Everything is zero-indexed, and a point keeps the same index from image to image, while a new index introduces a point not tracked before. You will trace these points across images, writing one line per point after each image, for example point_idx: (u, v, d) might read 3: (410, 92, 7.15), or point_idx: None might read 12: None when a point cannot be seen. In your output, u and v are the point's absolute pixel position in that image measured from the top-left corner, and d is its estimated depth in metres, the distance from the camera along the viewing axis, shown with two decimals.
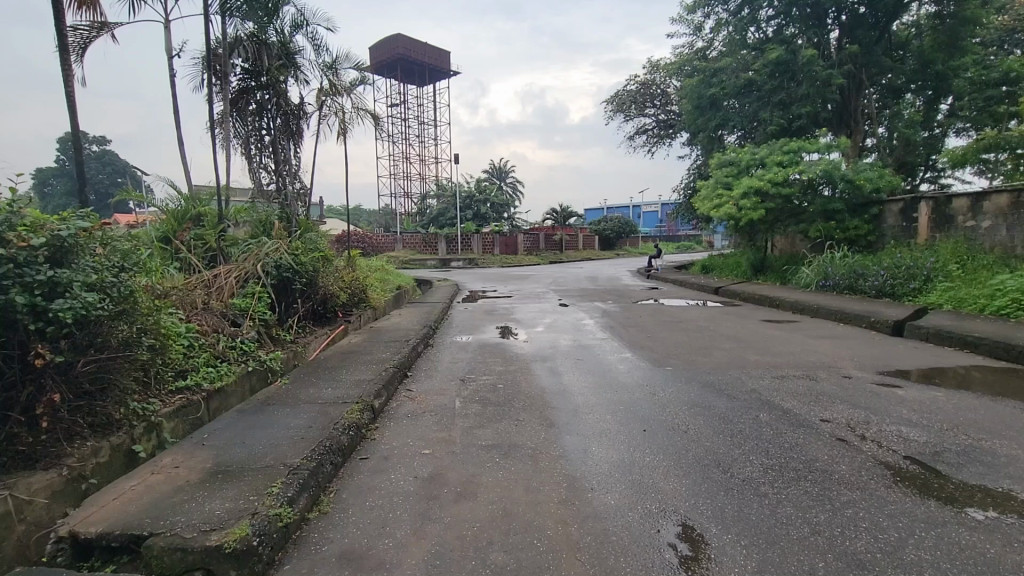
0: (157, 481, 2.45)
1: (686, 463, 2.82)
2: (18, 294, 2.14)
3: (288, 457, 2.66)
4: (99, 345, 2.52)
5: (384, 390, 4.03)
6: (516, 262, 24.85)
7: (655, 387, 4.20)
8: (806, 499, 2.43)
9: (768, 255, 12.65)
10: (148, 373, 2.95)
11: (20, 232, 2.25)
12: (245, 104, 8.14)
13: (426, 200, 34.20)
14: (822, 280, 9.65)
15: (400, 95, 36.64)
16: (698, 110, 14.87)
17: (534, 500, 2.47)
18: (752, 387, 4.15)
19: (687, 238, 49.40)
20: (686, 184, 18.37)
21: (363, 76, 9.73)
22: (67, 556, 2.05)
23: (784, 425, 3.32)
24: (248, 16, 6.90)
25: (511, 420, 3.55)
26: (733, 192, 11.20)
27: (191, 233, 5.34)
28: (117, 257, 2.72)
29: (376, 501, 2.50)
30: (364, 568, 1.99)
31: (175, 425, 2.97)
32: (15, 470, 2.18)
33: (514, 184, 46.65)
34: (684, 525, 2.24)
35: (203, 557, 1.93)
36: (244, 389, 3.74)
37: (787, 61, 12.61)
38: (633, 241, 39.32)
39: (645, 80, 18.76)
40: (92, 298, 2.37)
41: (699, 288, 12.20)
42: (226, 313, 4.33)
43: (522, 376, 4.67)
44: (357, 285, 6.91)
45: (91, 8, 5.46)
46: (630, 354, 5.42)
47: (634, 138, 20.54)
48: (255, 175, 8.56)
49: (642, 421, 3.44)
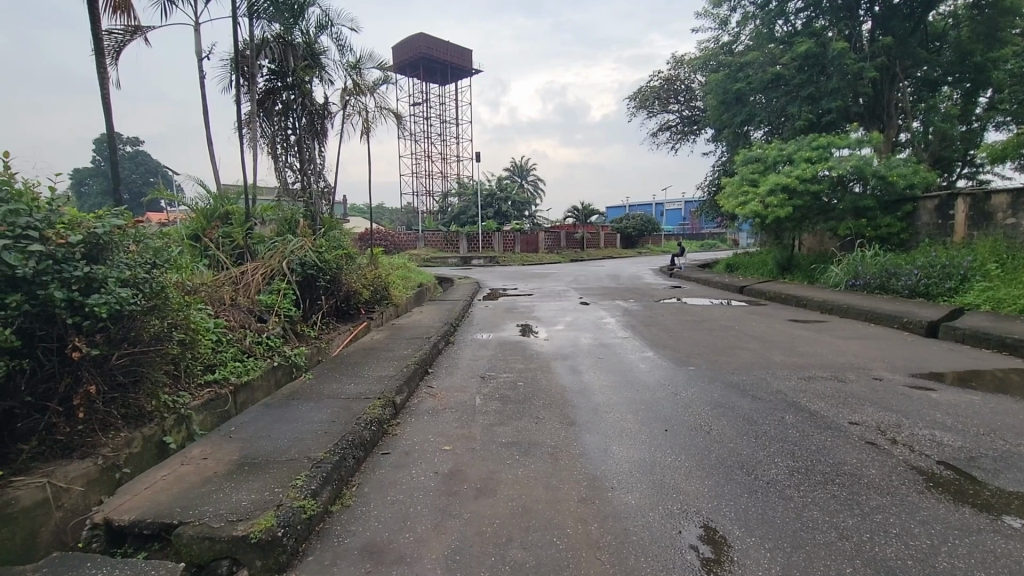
0: (186, 472, 2.52)
1: (709, 464, 2.77)
2: (57, 289, 2.22)
3: (311, 451, 2.71)
4: (133, 339, 2.60)
5: (406, 386, 4.06)
6: (537, 260, 24.83)
7: (677, 387, 4.15)
8: (833, 503, 2.37)
9: (795, 254, 12.35)
10: (178, 366, 3.03)
11: (58, 229, 2.34)
12: (271, 105, 8.29)
13: (447, 199, 34.41)
14: (852, 280, 9.38)
15: (423, 94, 36.89)
16: (722, 106, 14.62)
17: (553, 498, 2.46)
18: (778, 388, 4.06)
19: (711, 237, 48.57)
20: (711, 181, 18.09)
21: (386, 76, 9.82)
22: (102, 542, 2.13)
23: (811, 427, 3.25)
24: (275, 17, 7.04)
25: (531, 418, 3.55)
26: (760, 189, 10.97)
27: (219, 231, 5.46)
28: (149, 254, 2.79)
29: (397, 496, 2.52)
30: (385, 561, 2.02)
31: (204, 417, 3.06)
32: (54, 459, 2.27)
33: (536, 183, 46.67)
34: (706, 527, 2.21)
35: (230, 547, 1.97)
36: (270, 383, 3.82)
37: (816, 54, 12.25)
38: (656, 240, 38.89)
39: (668, 76, 18.52)
40: (125, 294, 2.44)
41: (723, 287, 11.98)
42: (253, 309, 4.43)
43: (542, 374, 4.66)
44: (380, 282, 6.97)
45: (125, 12, 5.64)
46: (651, 353, 5.36)
47: (658, 134, 20.30)
48: (281, 174, 8.72)
49: (663, 421, 3.40)
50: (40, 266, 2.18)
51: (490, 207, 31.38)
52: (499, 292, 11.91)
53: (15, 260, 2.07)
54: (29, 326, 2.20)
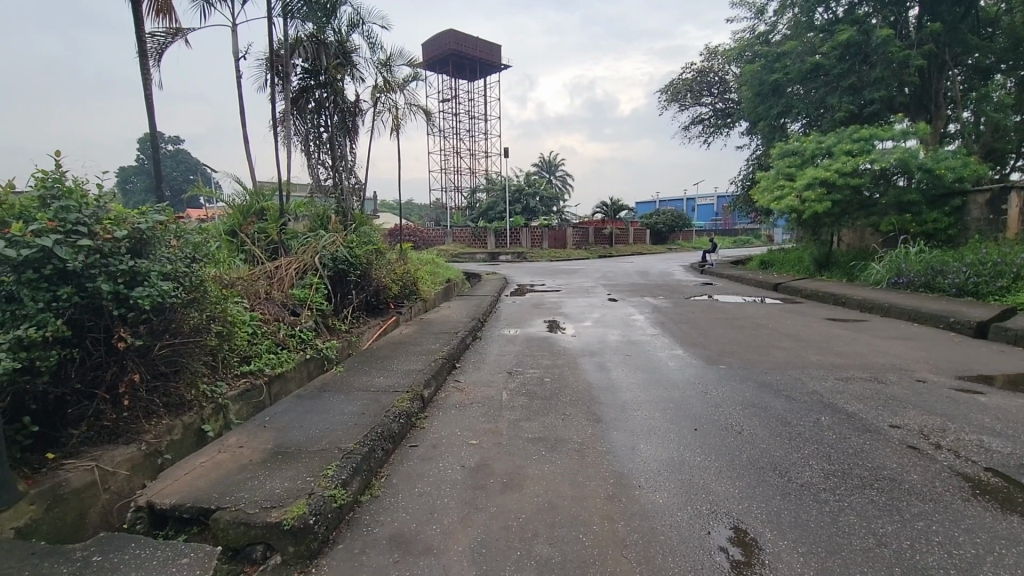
0: (224, 459, 2.61)
1: (740, 466, 2.70)
2: (104, 282, 2.31)
3: (342, 441, 2.77)
4: (174, 331, 2.70)
5: (434, 380, 4.11)
6: (565, 256, 24.70)
7: (707, 386, 4.07)
8: (871, 508, 2.29)
9: (833, 250, 11.93)
10: (216, 357, 3.14)
11: (105, 225, 2.42)
12: (305, 103, 8.46)
13: (475, 194, 34.52)
14: (895, 277, 9.00)
15: (452, 90, 37.01)
16: (758, 98, 14.21)
17: (580, 495, 2.45)
18: (813, 389, 3.94)
19: (744, 233, 47.33)
20: (745, 175, 17.63)
21: (416, 73, 9.91)
22: (145, 524, 2.22)
23: (848, 429, 3.15)
24: (309, 17, 7.18)
25: (557, 414, 3.54)
26: (797, 183, 10.64)
27: (255, 226, 5.62)
28: (189, 249, 2.90)
29: (425, 489, 2.55)
30: (413, 552, 2.05)
31: (240, 407, 3.17)
32: (100, 443, 2.40)
33: (564, 178, 46.47)
34: (736, 529, 2.16)
35: (264, 533, 2.03)
36: (303, 375, 3.93)
37: (859, 43, 11.83)
38: (687, 235, 38.14)
39: (701, 67, 18.12)
40: (166, 287, 2.53)
41: (757, 284, 11.69)
42: (286, 303, 4.56)
43: (569, 371, 4.64)
44: (409, 277, 7.06)
45: (167, 14, 5.86)
46: (680, 351, 5.27)
47: (690, 128, 19.90)
48: (313, 171, 8.91)
49: (693, 421, 3.34)
50: (88, 260, 2.27)
51: (518, 203, 31.42)
52: (526, 288, 11.90)
53: (66, 254, 2.17)
54: (78, 316, 2.29)
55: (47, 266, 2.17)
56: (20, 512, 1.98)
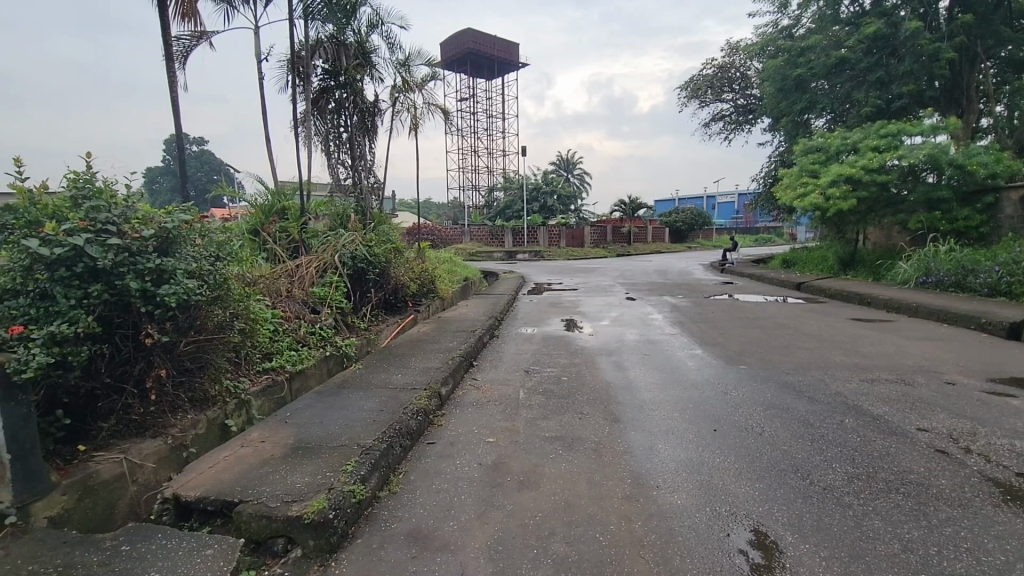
0: (247, 453, 2.67)
1: (760, 467, 2.67)
2: (133, 279, 2.37)
3: (361, 438, 2.80)
4: (198, 328, 2.77)
5: (451, 378, 4.14)
6: (582, 255, 24.58)
7: (727, 386, 4.01)
8: (896, 513, 2.23)
9: (858, 249, 11.66)
10: (239, 353, 3.21)
11: (133, 224, 2.49)
12: (325, 104, 8.56)
13: (493, 193, 34.57)
14: (923, 277, 8.77)
15: (469, 89, 37.12)
16: (781, 93, 13.95)
17: (597, 494, 2.44)
18: (836, 390, 3.86)
19: (766, 231, 46.54)
20: (768, 172, 17.32)
21: (434, 72, 9.96)
22: (171, 516, 2.28)
23: (873, 432, 3.07)
24: (329, 18, 7.27)
25: (574, 413, 3.53)
26: (821, 180, 10.41)
27: (276, 225, 5.71)
28: (213, 248, 2.96)
29: (441, 486, 2.57)
30: (430, 548, 2.06)
31: (262, 403, 3.23)
32: (129, 436, 2.47)
33: (582, 176, 46.27)
34: (756, 531, 2.13)
35: (285, 526, 2.07)
36: (322, 372, 3.99)
37: (886, 36, 11.53)
38: (707, 234, 37.65)
39: (722, 63, 17.86)
40: (191, 285, 2.58)
41: (779, 283, 11.48)
42: (307, 300, 4.63)
43: (586, 369, 4.62)
44: (426, 276, 7.11)
45: (192, 18, 6.00)
46: (700, 351, 5.21)
47: (710, 124, 19.63)
48: (333, 171, 9.02)
49: (713, 421, 3.30)
50: (117, 259, 2.33)
51: (536, 201, 31.41)
52: (543, 287, 11.89)
53: (96, 253, 2.23)
54: (108, 313, 2.36)
55: (79, 264, 2.24)
56: (54, 501, 2.06)
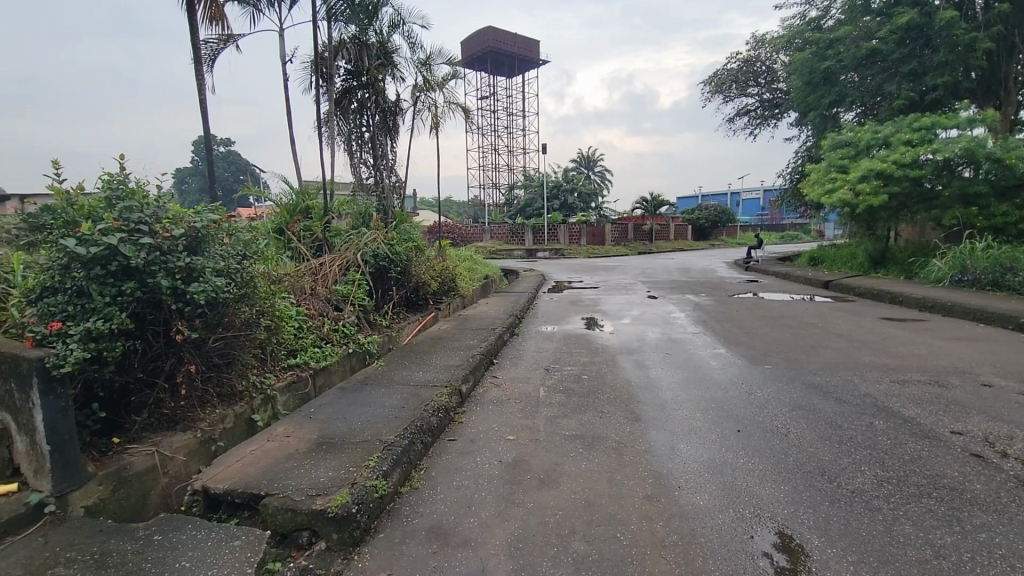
0: (273, 447, 2.72)
1: (785, 469, 2.62)
2: (164, 277, 2.43)
3: (383, 434, 2.84)
4: (226, 324, 2.84)
5: (472, 375, 4.15)
6: (602, 253, 24.42)
7: (751, 386, 3.94)
8: (928, 518, 2.17)
9: (889, 246, 11.32)
10: (265, 350, 3.28)
11: (164, 224, 2.56)
12: (347, 104, 8.67)
13: (513, 191, 34.54)
14: (958, 275, 8.49)
15: (490, 88, 37.18)
16: (809, 86, 13.61)
17: (618, 493, 2.43)
18: (865, 391, 3.77)
19: (792, 228, 45.56)
20: (795, 168, 16.93)
21: (455, 71, 10.00)
22: (200, 507, 2.34)
23: (903, 434, 2.99)
24: (352, 18, 7.36)
25: (595, 412, 3.51)
26: (850, 175, 10.13)
27: (301, 224, 5.80)
28: (240, 247, 3.03)
29: (462, 483, 2.59)
30: (451, 544, 2.08)
31: (288, 398, 3.30)
32: (160, 430, 2.55)
33: (603, 174, 45.97)
34: (781, 534, 2.10)
35: (309, 519, 2.11)
36: (345, 369, 4.05)
37: (920, 25, 11.13)
38: (731, 231, 37.02)
39: (747, 56, 17.50)
40: (219, 283, 2.64)
41: (805, 281, 11.23)
42: (331, 298, 4.71)
43: (607, 368, 4.60)
44: (447, 274, 7.15)
45: (220, 22, 6.15)
46: (723, 350, 5.12)
47: (735, 120, 19.27)
48: (356, 170, 9.13)
49: (736, 421, 3.25)
50: (149, 257, 2.40)
51: (556, 199, 31.32)
52: (563, 285, 11.86)
53: (129, 251, 2.30)
54: (140, 310, 2.43)
55: (113, 262, 2.31)
56: (89, 491, 2.15)
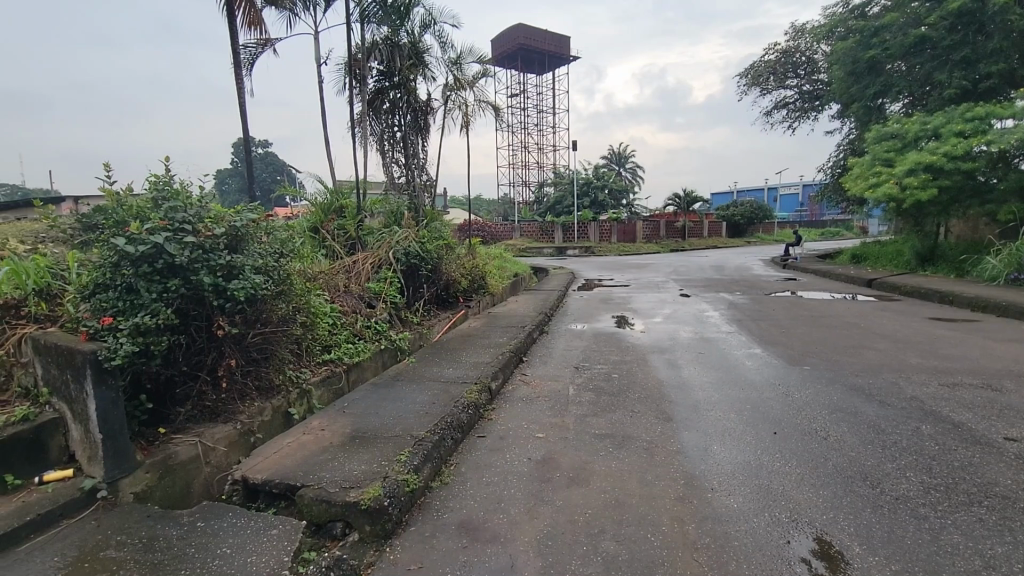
0: (308, 440, 2.80)
1: (825, 473, 2.53)
2: (206, 275, 2.52)
3: (414, 429, 2.88)
4: (265, 320, 2.93)
5: (502, 373, 4.17)
6: (633, 250, 24.11)
7: (789, 388, 3.82)
8: (979, 528, 2.06)
9: (939, 243, 10.79)
10: (301, 345, 3.37)
11: (206, 223, 2.65)
12: (380, 104, 8.80)
13: (543, 188, 34.44)
14: (1014, 273, 8.04)
15: (520, 85, 37.18)
16: (852, 77, 13.08)
17: (649, 494, 2.40)
18: (911, 394, 3.60)
19: (833, 225, 43.98)
20: (836, 161, 16.33)
21: (485, 70, 10.03)
22: (240, 496, 2.42)
23: (953, 440, 2.85)
24: (384, 20, 7.48)
25: (626, 410, 3.48)
26: (896, 169, 9.70)
27: (334, 223, 5.91)
28: (277, 245, 3.12)
29: (492, 479, 2.60)
30: (480, 539, 2.10)
31: (323, 393, 3.39)
32: (203, 421, 2.66)
33: (634, 170, 45.48)
34: (819, 540, 2.03)
35: (343, 511, 2.16)
36: (378, 364, 4.13)
37: (973, 10, 10.57)
38: (768, 228, 36.00)
39: (786, 47, 16.96)
40: (258, 280, 2.73)
41: (847, 279, 10.82)
42: (363, 295, 4.79)
43: (638, 367, 4.54)
44: (477, 272, 7.19)
45: (258, 27, 6.34)
46: (759, 350, 4.99)
47: (772, 113, 18.72)
48: (388, 169, 9.26)
49: (773, 423, 3.16)
50: (192, 256, 2.49)
51: (586, 196, 31.08)
52: (594, 283, 11.76)
53: (174, 250, 2.40)
54: (185, 306, 2.52)
55: (159, 260, 2.41)
56: (138, 478, 2.27)
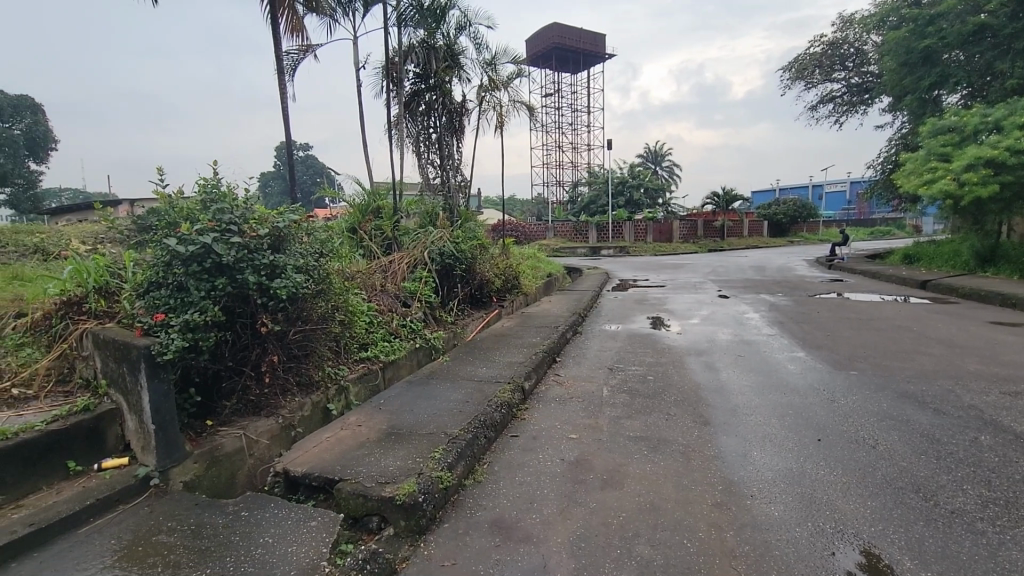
0: (346, 435, 2.87)
1: (873, 482, 2.42)
2: (251, 274, 2.62)
3: (448, 427, 2.92)
4: (305, 318, 3.02)
5: (535, 373, 4.16)
6: (670, 250, 23.66)
7: (834, 393, 3.67)
8: None
9: (1000, 242, 10.16)
10: (339, 342, 3.46)
11: (251, 224, 2.74)
12: (416, 106, 8.89)
13: (577, 188, 34.22)
14: None
15: (554, 84, 37.05)
16: (905, 68, 12.44)
17: (686, 498, 2.35)
18: (969, 402, 3.41)
19: (884, 224, 41.99)
20: (888, 157, 15.58)
21: (520, 70, 10.04)
22: (282, 488, 2.50)
23: (1016, 452, 2.68)
24: (420, 22, 7.61)
25: (662, 413, 3.42)
26: (954, 164, 9.17)
27: (372, 224, 6.03)
28: (317, 245, 3.21)
29: (525, 479, 2.60)
30: (513, 539, 2.10)
31: (359, 389, 3.47)
32: (247, 415, 2.77)
33: (671, 168, 44.74)
34: (866, 552, 1.94)
35: (379, 505, 2.20)
36: (412, 363, 4.20)
37: None
38: (812, 227, 34.70)
39: (833, 39, 16.31)
40: (299, 280, 2.81)
41: (898, 280, 10.33)
42: (399, 294, 4.88)
43: (674, 369, 4.45)
44: (511, 272, 7.19)
45: (300, 33, 6.54)
46: (803, 354, 4.82)
47: (818, 108, 18.02)
48: (423, 171, 9.38)
49: (817, 430, 3.04)
50: (238, 255, 2.58)
51: (621, 195, 30.68)
52: (629, 283, 11.59)
53: (221, 250, 2.49)
54: (231, 304, 2.62)
55: (207, 260, 2.51)
56: (187, 468, 2.38)
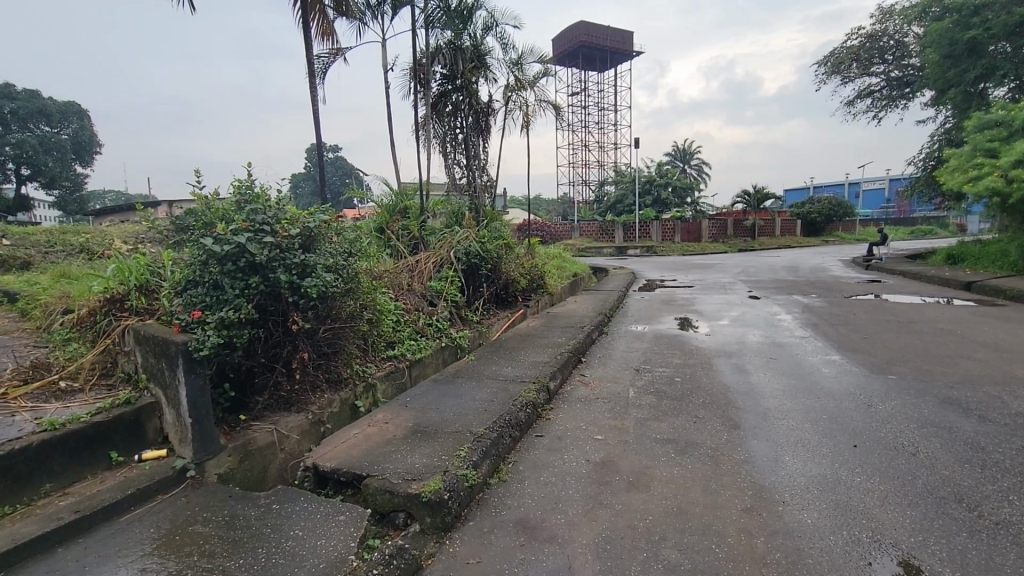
0: (372, 432, 2.91)
1: (912, 491, 2.33)
2: (283, 273, 2.68)
3: (473, 426, 2.93)
4: (334, 316, 3.08)
5: (560, 373, 4.14)
6: (698, 250, 23.24)
7: (871, 398, 3.55)
8: None
9: None
10: (367, 340, 3.51)
11: (284, 224, 2.80)
12: (442, 107, 8.95)
13: (603, 187, 33.93)
14: None
15: (581, 83, 36.87)
16: (948, 60, 11.94)
17: (714, 503, 2.31)
18: (1017, 409, 3.25)
19: (926, 223, 40.36)
20: (930, 153, 14.98)
21: (546, 69, 10.02)
22: (311, 482, 2.56)
23: None
24: (448, 23, 7.67)
25: (690, 416, 3.37)
26: (1001, 159, 8.76)
27: (399, 223, 6.10)
28: (346, 244, 3.27)
29: (550, 479, 2.59)
30: (537, 539, 2.09)
31: (386, 387, 3.52)
32: (278, 410, 2.84)
33: (700, 167, 44.01)
34: (905, 563, 1.87)
35: (405, 502, 2.23)
36: (438, 361, 4.23)
37: None
38: (848, 226, 33.61)
39: (871, 32, 15.77)
40: (329, 279, 2.86)
41: (940, 281, 9.92)
42: (425, 294, 4.92)
43: (703, 371, 4.37)
44: (536, 271, 7.19)
45: (331, 37, 6.67)
46: (837, 357, 4.67)
47: (855, 103, 17.45)
48: (450, 171, 9.44)
49: (852, 436, 2.94)
50: (271, 255, 2.64)
51: (648, 195, 30.31)
52: (656, 283, 11.42)
53: (255, 249, 2.56)
54: (264, 302, 2.69)
55: (241, 259, 2.58)
56: (221, 460, 2.46)
